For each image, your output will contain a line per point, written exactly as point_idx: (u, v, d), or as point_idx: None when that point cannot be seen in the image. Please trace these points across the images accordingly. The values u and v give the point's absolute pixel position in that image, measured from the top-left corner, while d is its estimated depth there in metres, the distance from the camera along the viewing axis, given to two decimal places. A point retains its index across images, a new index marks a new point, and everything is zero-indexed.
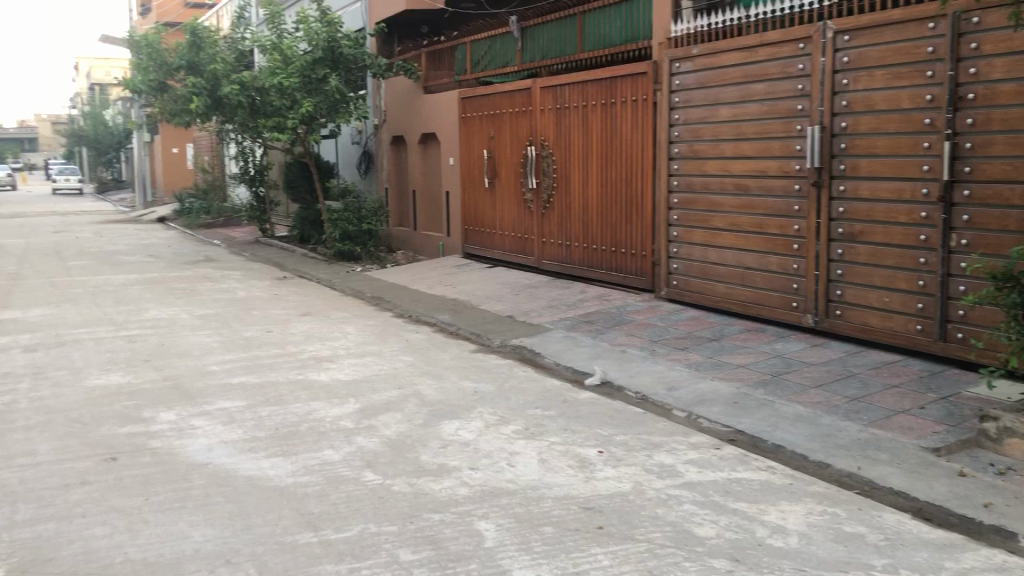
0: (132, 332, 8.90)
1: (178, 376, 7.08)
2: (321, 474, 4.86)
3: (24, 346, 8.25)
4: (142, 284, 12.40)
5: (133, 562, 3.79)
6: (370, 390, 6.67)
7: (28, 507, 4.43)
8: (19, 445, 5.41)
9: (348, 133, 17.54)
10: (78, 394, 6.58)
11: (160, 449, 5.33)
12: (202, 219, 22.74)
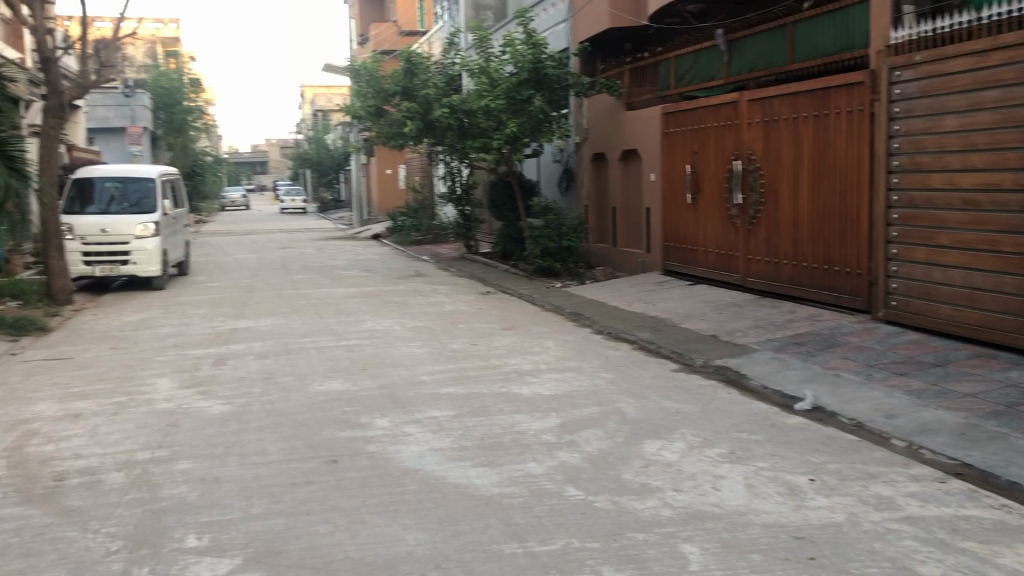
0: (351, 342, 9.47)
1: (392, 385, 7.46)
2: (525, 486, 4.96)
3: (257, 353, 8.99)
4: (358, 297, 13.17)
5: (352, 559, 4.03)
6: (572, 405, 6.74)
7: (262, 502, 4.81)
8: (254, 443, 5.90)
9: (551, 152, 17.87)
10: (304, 398, 7.09)
11: (375, 453, 5.64)
12: (413, 236, 23.86)
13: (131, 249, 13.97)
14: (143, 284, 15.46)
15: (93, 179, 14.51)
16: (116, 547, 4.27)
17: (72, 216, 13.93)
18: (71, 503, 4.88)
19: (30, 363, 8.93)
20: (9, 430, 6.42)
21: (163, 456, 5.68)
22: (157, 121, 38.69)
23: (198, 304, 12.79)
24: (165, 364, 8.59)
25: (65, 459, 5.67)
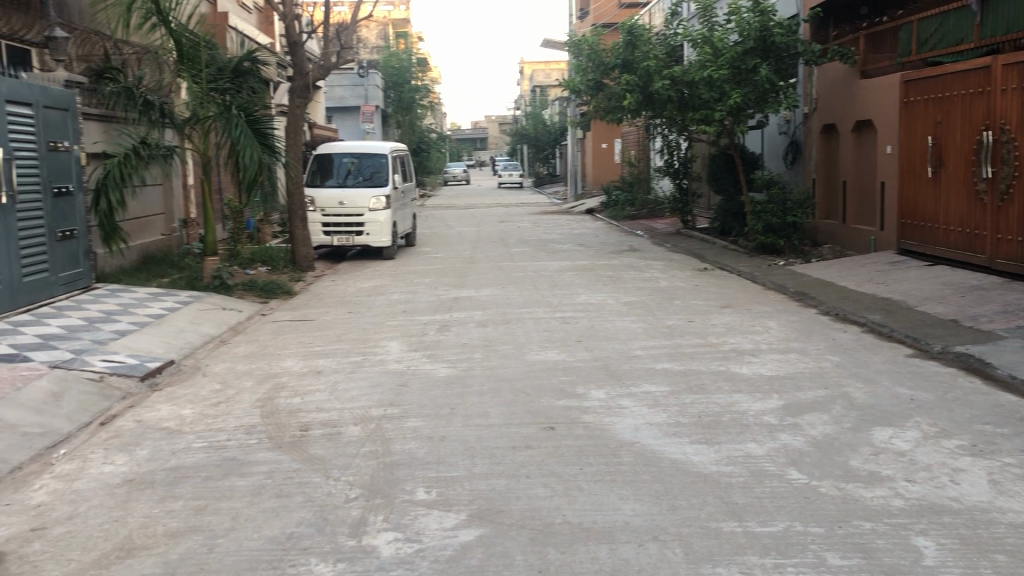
0: (567, 314, 9.64)
1: (607, 357, 7.54)
2: (745, 467, 4.86)
3: (477, 321, 9.34)
4: (574, 271, 13.33)
5: (570, 525, 4.13)
6: (795, 387, 6.50)
7: (484, 462, 5.03)
8: (476, 406, 6.16)
9: (776, 123, 17.19)
10: (523, 366, 7.31)
11: (592, 423, 5.72)
12: (628, 210, 23.80)
13: (365, 221, 14.88)
14: (375, 254, 16.44)
15: (332, 155, 15.60)
16: (355, 495, 4.62)
17: (314, 189, 15.03)
18: (314, 452, 5.33)
19: (278, 323, 9.79)
20: (262, 383, 7.08)
21: (395, 413, 6.06)
22: (387, 99, 40.96)
23: (424, 273, 13.45)
24: (395, 328, 9.12)
25: (310, 412, 6.19)
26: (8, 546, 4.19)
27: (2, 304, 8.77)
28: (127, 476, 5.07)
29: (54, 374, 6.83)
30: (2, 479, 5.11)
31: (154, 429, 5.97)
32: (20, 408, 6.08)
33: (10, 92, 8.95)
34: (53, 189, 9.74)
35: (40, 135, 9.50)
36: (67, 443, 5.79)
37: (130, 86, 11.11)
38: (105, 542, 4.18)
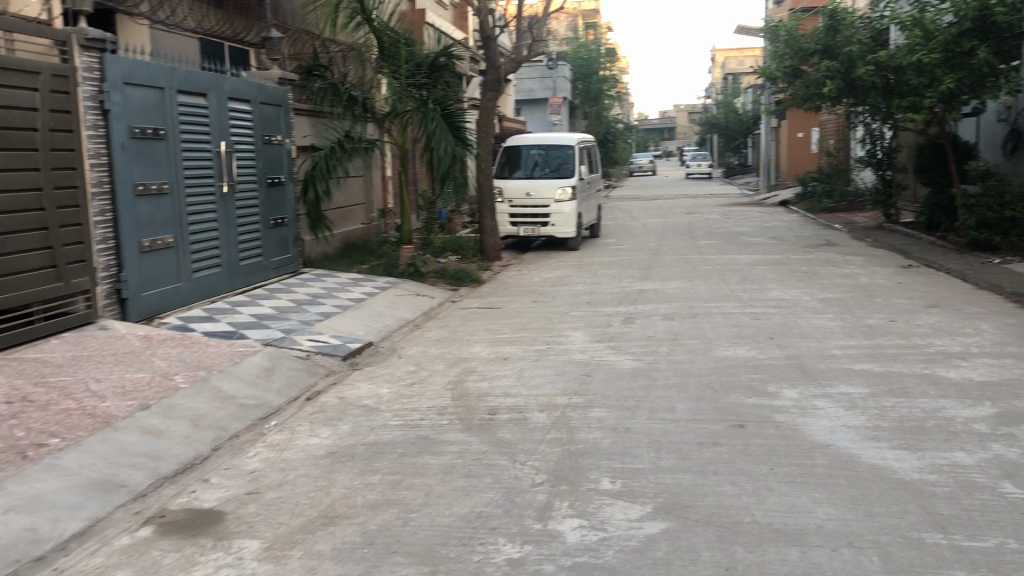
0: (757, 309, 9.37)
1: (800, 356, 7.26)
2: (951, 476, 4.56)
3: (664, 314, 9.24)
4: (765, 265, 12.91)
5: (760, 524, 4.03)
6: (1011, 395, 6.02)
7: (670, 456, 4.99)
8: (662, 400, 6.12)
9: (994, 110, 15.89)
10: (710, 362, 7.17)
11: (784, 423, 5.54)
12: (825, 203, 22.76)
13: (550, 212, 15.04)
14: (560, 245, 16.61)
15: (520, 147, 15.92)
16: (541, 480, 4.71)
17: (502, 181, 15.36)
18: (502, 435, 5.47)
19: (468, 310, 10.09)
20: (452, 366, 7.35)
21: (580, 402, 6.12)
22: (575, 90, 41.20)
23: (609, 264, 13.44)
24: (580, 318, 9.19)
25: (498, 396, 6.36)
26: (227, 507, 4.58)
27: (222, 285, 9.54)
28: (330, 449, 5.41)
29: (266, 351, 7.39)
30: (222, 446, 5.59)
31: (354, 406, 6.33)
32: (236, 381, 6.62)
33: (232, 89, 9.72)
34: (267, 180, 10.48)
35: (256, 130, 10.25)
36: (277, 415, 6.25)
37: (336, 83, 11.83)
38: (311, 509, 4.49)
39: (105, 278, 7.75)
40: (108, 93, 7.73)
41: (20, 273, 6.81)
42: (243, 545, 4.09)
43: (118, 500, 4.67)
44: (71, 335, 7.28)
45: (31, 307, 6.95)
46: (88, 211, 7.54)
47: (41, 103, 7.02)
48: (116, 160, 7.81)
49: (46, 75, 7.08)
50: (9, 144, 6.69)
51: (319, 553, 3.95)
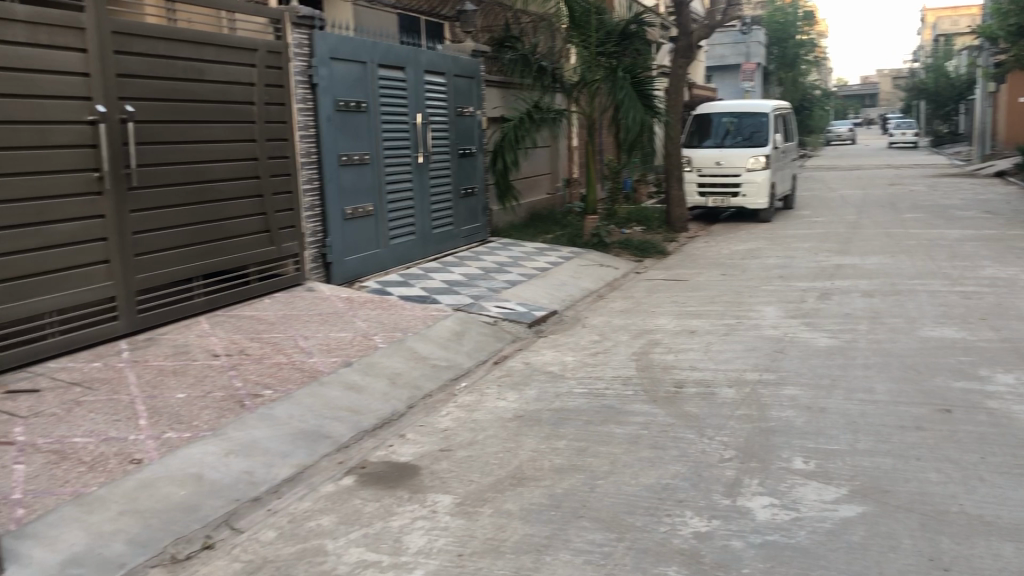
0: (969, 288, 8.72)
1: (1018, 340, 6.70)
2: None
3: (862, 291, 8.78)
4: (979, 241, 11.96)
5: (969, 515, 3.78)
6: None
7: (868, 439, 4.76)
8: (859, 380, 5.84)
9: None
10: (914, 342, 6.75)
11: (998, 410, 5.15)
12: None
13: (741, 181, 14.59)
14: (750, 217, 16.10)
15: (711, 114, 15.54)
16: (730, 455, 4.63)
17: (691, 150, 15.06)
18: (689, 409, 5.41)
19: (653, 281, 10.01)
20: (638, 337, 7.33)
21: (770, 379, 5.94)
22: (770, 56, 39.70)
23: (803, 238, 12.90)
24: (771, 293, 8.89)
25: (685, 369, 6.29)
26: (422, 462, 4.80)
27: (416, 252, 9.92)
28: (518, 412, 5.54)
29: (456, 316, 7.65)
30: (416, 404, 5.85)
31: (540, 371, 6.46)
32: (429, 343, 6.90)
33: (428, 63, 10.03)
34: (459, 150, 10.77)
35: (450, 101, 10.54)
36: (467, 377, 6.47)
37: (527, 53, 11.97)
38: (500, 469, 4.63)
39: (312, 243, 8.26)
40: (316, 68, 8.18)
41: (239, 237, 7.38)
42: (436, 499, 4.29)
43: (324, 449, 5.00)
44: (281, 295, 7.82)
45: (247, 269, 7.52)
46: (298, 179, 8.05)
47: (258, 79, 7.54)
48: (323, 132, 8.27)
49: (262, 52, 7.59)
50: (230, 117, 7.25)
51: (509, 512, 4.08)
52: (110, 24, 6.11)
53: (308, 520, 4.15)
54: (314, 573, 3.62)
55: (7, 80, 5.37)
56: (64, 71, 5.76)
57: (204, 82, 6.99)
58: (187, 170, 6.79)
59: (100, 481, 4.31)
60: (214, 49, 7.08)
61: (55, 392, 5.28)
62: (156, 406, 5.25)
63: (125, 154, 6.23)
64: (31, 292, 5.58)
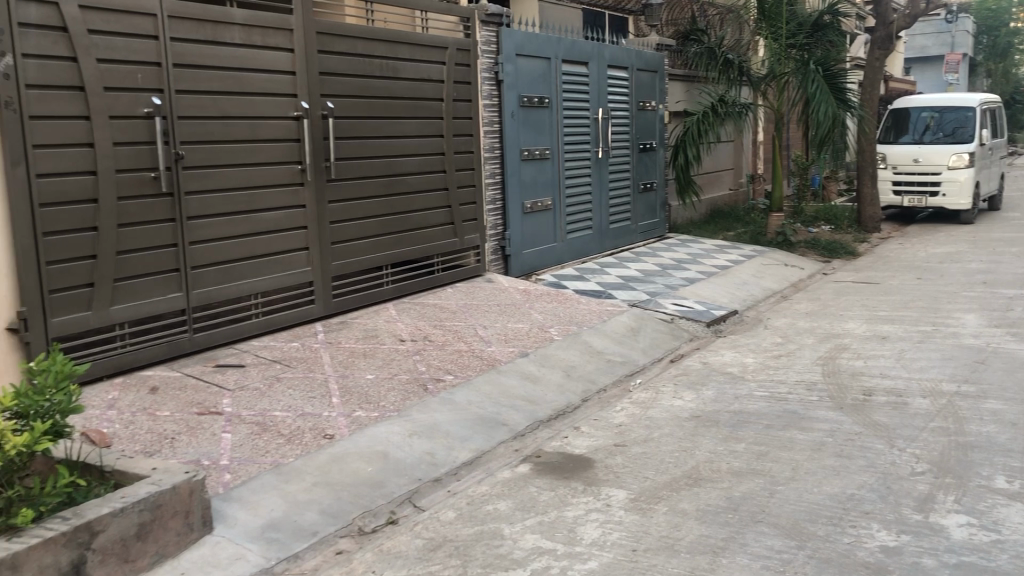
0: None
1: None
2: None
3: None
4: None
5: None
6: None
7: None
8: None
9: None
10: None
11: None
12: None
13: (941, 180, 13.68)
14: (950, 218, 15.07)
15: (909, 109, 14.69)
16: (922, 469, 4.37)
17: (886, 146, 14.29)
18: (878, 418, 5.15)
19: (841, 283, 9.57)
20: (822, 341, 7.04)
21: (970, 391, 5.56)
22: (978, 46, 37.10)
23: (1010, 241, 11.96)
24: (973, 300, 8.30)
25: (874, 377, 5.99)
26: (596, 455, 4.83)
27: (594, 247, 9.95)
28: (695, 412, 5.46)
29: (633, 312, 7.62)
30: (592, 397, 5.88)
31: (719, 372, 6.34)
32: (605, 338, 6.91)
33: (612, 58, 10.03)
34: (639, 145, 10.71)
35: (632, 95, 10.50)
36: (643, 373, 6.44)
37: (713, 46, 11.84)
38: (675, 468, 4.58)
39: (493, 236, 8.46)
40: (502, 64, 8.36)
41: (425, 228, 7.66)
42: (611, 493, 4.30)
43: (501, 436, 5.12)
44: (463, 285, 8.06)
45: (432, 259, 7.80)
46: (481, 173, 8.26)
47: (447, 75, 7.80)
48: (506, 127, 8.44)
49: (452, 50, 7.84)
50: (421, 113, 7.55)
51: (684, 511, 4.04)
52: (316, 25, 6.49)
53: (485, 504, 4.27)
54: (490, 555, 3.72)
55: (224, 79, 5.82)
56: (274, 70, 6.18)
57: (397, 79, 7.30)
58: (380, 164, 7.13)
59: (296, 453, 4.62)
60: (408, 47, 7.39)
61: (259, 368, 5.71)
62: (347, 385, 5.56)
63: (325, 148, 6.62)
64: (240, 275, 6.03)
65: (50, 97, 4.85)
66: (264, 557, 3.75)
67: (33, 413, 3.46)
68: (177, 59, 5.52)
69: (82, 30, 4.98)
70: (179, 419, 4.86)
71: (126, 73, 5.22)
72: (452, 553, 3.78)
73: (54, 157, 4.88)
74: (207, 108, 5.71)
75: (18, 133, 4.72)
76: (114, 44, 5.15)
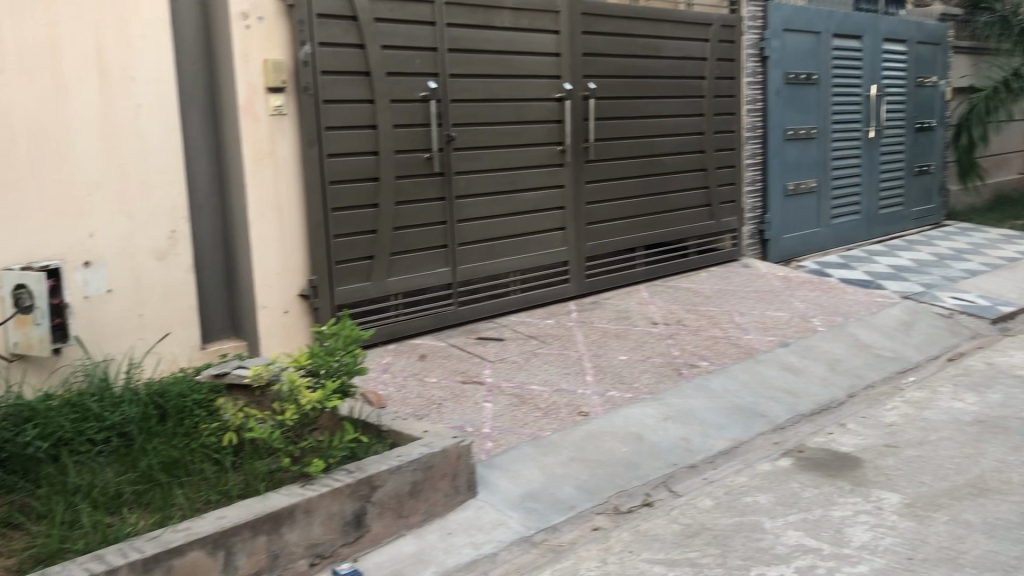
0: None
1: None
2: None
3: None
4: None
5: None
6: None
7: None
8: None
9: None
10: None
11: None
12: None
13: None
14: None
15: None
16: None
17: None
18: None
19: None
20: None
21: None
22: None
23: None
24: None
25: None
26: (865, 455, 4.54)
27: (861, 234, 9.34)
28: (979, 417, 4.99)
29: (905, 305, 7.08)
30: (858, 393, 5.54)
31: (1006, 374, 5.74)
32: (873, 331, 6.48)
33: (888, 30, 9.35)
34: (916, 124, 9.91)
35: (910, 71, 9.73)
36: (916, 371, 5.96)
37: (1006, 15, 10.75)
38: (957, 475, 4.21)
39: (751, 219, 8.18)
40: (768, 40, 8.04)
41: (681, 210, 7.54)
42: (882, 495, 4.03)
43: (760, 427, 4.94)
44: (718, 269, 7.85)
45: (687, 242, 7.66)
46: (741, 154, 8.00)
47: (710, 53, 7.61)
48: (770, 105, 8.12)
49: (716, 26, 7.63)
50: (682, 92, 7.42)
51: (968, 523, 3.70)
52: (581, 6, 6.54)
53: (744, 495, 4.15)
54: (750, 548, 3.61)
55: (494, 62, 6.01)
56: (540, 52, 6.31)
57: (659, 58, 7.22)
58: (639, 144, 7.10)
59: (554, 427, 4.71)
60: (671, 25, 7.28)
61: (517, 342, 5.88)
62: (601, 364, 5.60)
63: (585, 129, 6.68)
64: (501, 253, 6.23)
65: (341, 82, 5.24)
66: (524, 525, 3.86)
67: (324, 371, 3.77)
68: (452, 44, 5.77)
69: (370, 19, 5.32)
70: (444, 386, 5.12)
71: (406, 58, 5.53)
72: (710, 542, 3.70)
73: (343, 139, 5.28)
74: (477, 90, 5.93)
75: (313, 115, 5.13)
76: (396, 31, 5.46)
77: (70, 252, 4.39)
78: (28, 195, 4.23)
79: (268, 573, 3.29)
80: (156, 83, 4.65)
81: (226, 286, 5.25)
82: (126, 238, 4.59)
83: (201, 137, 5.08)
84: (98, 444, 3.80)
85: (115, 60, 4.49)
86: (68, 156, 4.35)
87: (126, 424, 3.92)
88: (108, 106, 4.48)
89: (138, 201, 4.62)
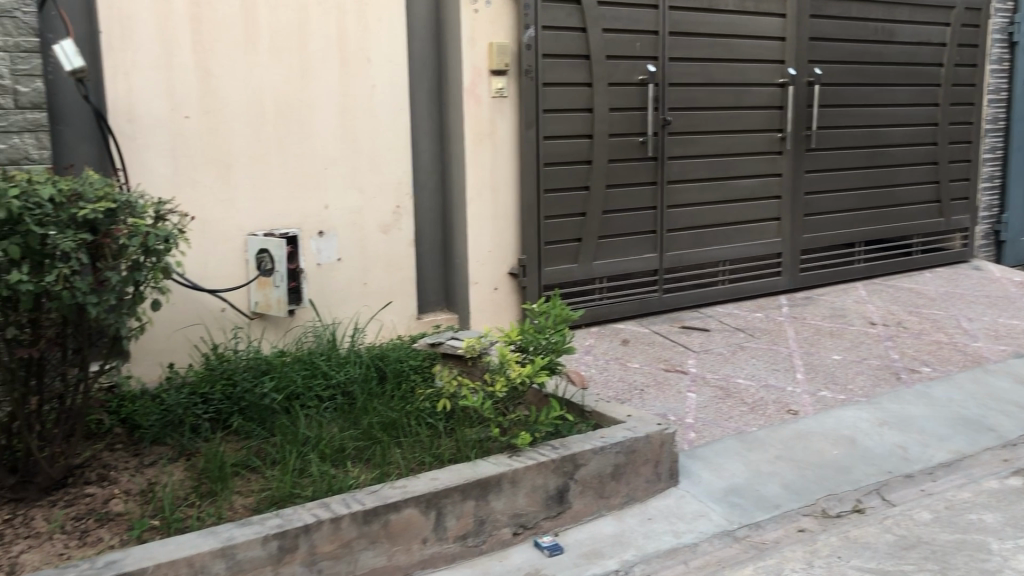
0: None
1: None
2: None
3: None
4: None
5: None
6: None
7: None
8: None
9: None
10: None
11: None
12: None
13: None
14: None
15: None
16: None
17: None
18: None
19: None
20: None
21: None
22: None
23: None
24: None
25: None
26: None
27: None
28: None
29: None
30: None
31: None
32: None
33: None
34: None
35: None
36: None
37: None
38: None
39: (985, 218, 7.58)
40: (1019, 24, 7.39)
41: (907, 205, 7.09)
42: None
43: (988, 441, 4.58)
44: (946, 270, 7.32)
45: (912, 239, 7.20)
46: (979, 147, 7.42)
47: (951, 38, 7.08)
48: (1015, 95, 7.47)
49: (960, 9, 7.08)
50: (915, 80, 6.96)
51: None
52: None
53: (968, 512, 3.87)
54: (973, 568, 3.37)
55: (715, 46, 5.89)
56: (764, 36, 6.11)
57: (893, 44, 6.81)
58: (864, 134, 6.74)
59: (760, 423, 4.59)
60: (908, 8, 6.84)
61: (723, 333, 5.77)
62: (813, 362, 5.39)
63: (807, 116, 6.42)
64: (711, 241, 6.12)
65: (561, 65, 5.31)
66: (726, 519, 3.79)
67: (534, 348, 3.86)
68: (674, 28, 5.70)
69: (593, 3, 5.35)
70: (647, 372, 5.11)
71: (626, 42, 5.52)
72: (927, 556, 3.49)
73: (560, 121, 5.35)
74: (696, 76, 5.84)
75: (533, 97, 5.23)
76: (618, 14, 5.46)
77: (306, 222, 4.72)
78: (273, 167, 4.59)
79: (474, 537, 3.42)
80: (389, 65, 4.89)
81: (443, 260, 5.47)
82: (356, 210, 4.88)
83: (427, 117, 5.31)
84: (325, 400, 4.09)
85: (354, 43, 4.77)
86: (309, 132, 4.68)
87: (350, 383, 4.19)
88: (346, 87, 4.77)
89: (368, 176, 4.90)
